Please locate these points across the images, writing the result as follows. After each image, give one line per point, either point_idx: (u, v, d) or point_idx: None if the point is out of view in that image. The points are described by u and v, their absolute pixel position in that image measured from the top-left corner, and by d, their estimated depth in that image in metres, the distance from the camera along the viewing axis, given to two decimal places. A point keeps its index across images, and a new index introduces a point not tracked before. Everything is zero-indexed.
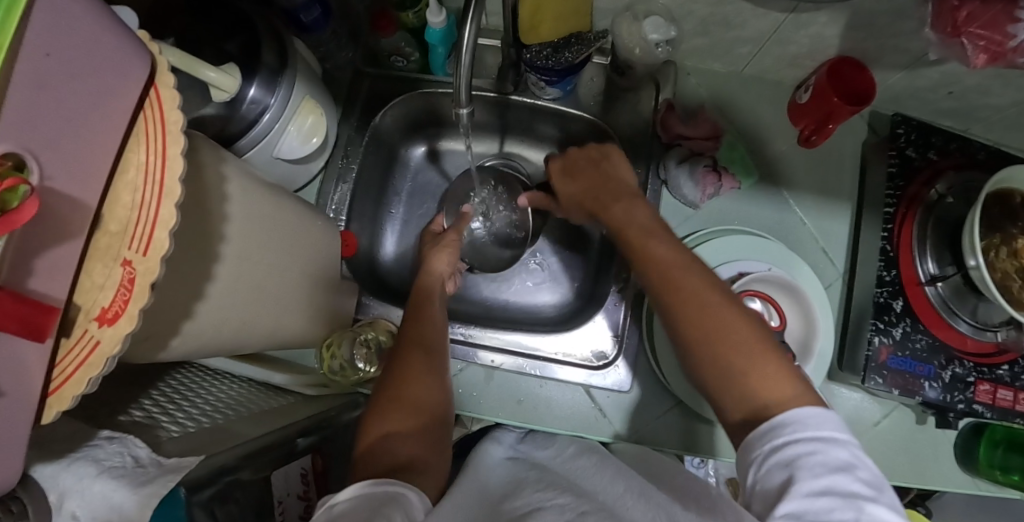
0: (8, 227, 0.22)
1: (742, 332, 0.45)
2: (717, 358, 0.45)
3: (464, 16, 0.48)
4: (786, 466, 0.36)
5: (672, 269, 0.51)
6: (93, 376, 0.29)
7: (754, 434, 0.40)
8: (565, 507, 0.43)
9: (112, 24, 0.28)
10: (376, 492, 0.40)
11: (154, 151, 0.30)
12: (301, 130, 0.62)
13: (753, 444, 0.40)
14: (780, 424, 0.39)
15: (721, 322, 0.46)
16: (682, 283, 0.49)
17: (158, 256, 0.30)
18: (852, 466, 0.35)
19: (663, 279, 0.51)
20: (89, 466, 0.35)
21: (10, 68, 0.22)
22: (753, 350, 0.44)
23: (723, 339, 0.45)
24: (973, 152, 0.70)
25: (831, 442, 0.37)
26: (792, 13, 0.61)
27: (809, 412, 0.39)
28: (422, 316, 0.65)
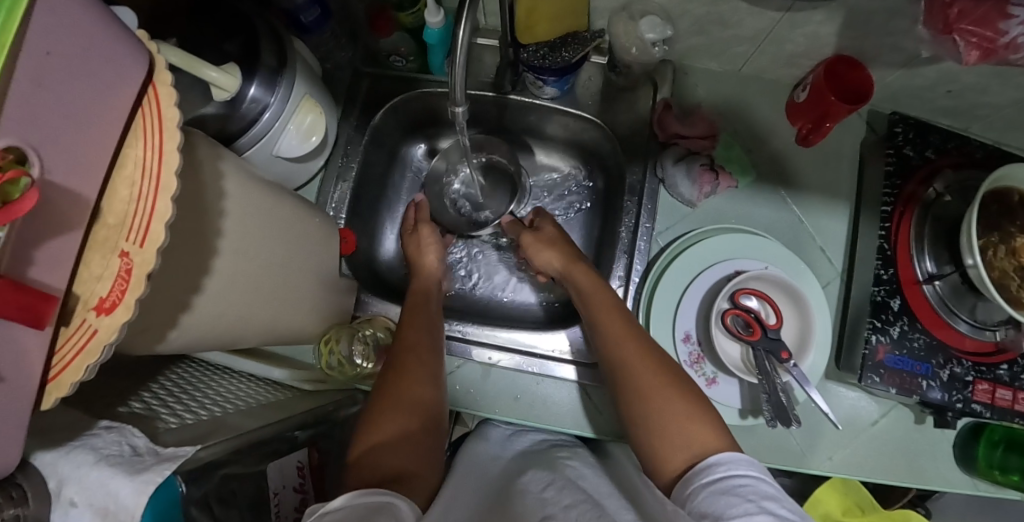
0: (10, 215, 0.23)
1: (676, 407, 0.54)
2: (657, 431, 0.53)
3: (459, 15, 0.48)
4: (723, 493, 0.44)
5: (628, 335, 0.61)
6: (91, 364, 0.30)
7: (695, 471, 0.48)
8: (548, 501, 0.45)
9: (108, 23, 0.29)
10: (366, 501, 0.40)
11: (152, 146, 0.31)
12: (301, 128, 0.62)
13: (692, 479, 0.47)
14: (716, 463, 0.47)
15: (657, 393, 0.55)
16: (635, 348, 0.59)
17: (154, 248, 0.31)
18: (777, 497, 0.42)
19: (620, 340, 0.61)
20: (87, 454, 0.36)
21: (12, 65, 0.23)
22: (683, 420, 0.52)
23: (661, 415, 0.53)
24: (971, 151, 0.70)
25: (759, 480, 0.44)
26: (787, 12, 0.61)
27: (736, 453, 0.47)
28: (415, 320, 0.67)
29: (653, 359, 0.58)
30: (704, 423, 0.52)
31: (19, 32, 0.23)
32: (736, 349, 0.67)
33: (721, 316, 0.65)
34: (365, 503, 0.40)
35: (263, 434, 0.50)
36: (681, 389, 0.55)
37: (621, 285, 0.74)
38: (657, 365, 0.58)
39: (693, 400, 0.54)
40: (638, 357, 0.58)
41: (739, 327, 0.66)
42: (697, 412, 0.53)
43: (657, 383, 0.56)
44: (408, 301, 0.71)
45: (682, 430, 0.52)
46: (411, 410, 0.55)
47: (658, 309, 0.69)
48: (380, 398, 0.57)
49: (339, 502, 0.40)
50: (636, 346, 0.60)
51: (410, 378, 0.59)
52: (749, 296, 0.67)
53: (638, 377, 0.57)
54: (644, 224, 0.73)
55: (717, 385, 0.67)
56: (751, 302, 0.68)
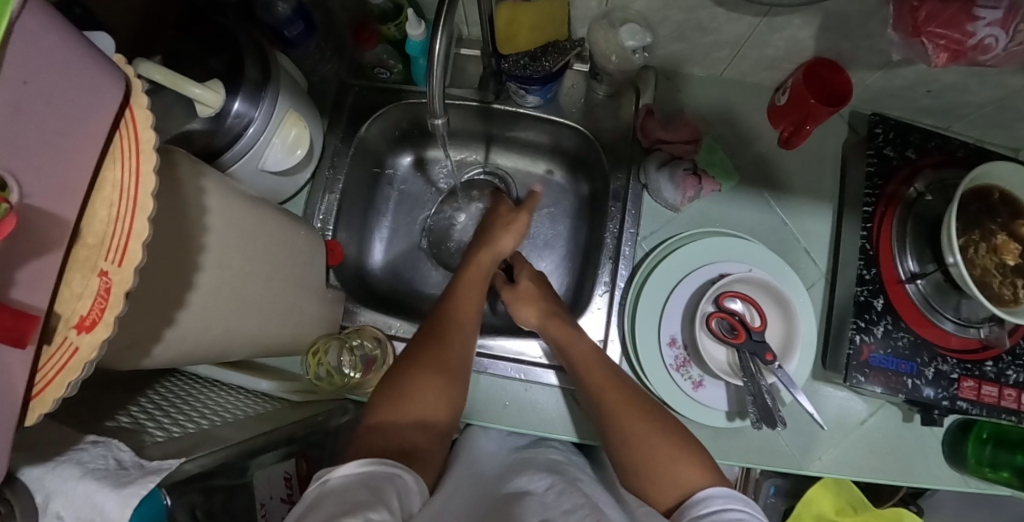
0: None
1: (667, 449, 0.54)
2: (650, 477, 0.53)
3: (436, 29, 0.49)
4: None
5: (610, 381, 0.61)
6: (72, 381, 0.31)
7: (690, 502, 0.50)
8: (547, 504, 0.43)
9: (83, 49, 0.29)
10: (372, 471, 0.42)
11: (129, 168, 0.33)
12: (286, 142, 0.64)
13: (690, 508, 0.49)
14: (711, 496, 0.49)
15: (647, 440, 0.55)
16: (616, 394, 0.60)
17: (132, 267, 0.31)
18: None
19: (602, 387, 0.61)
20: (73, 468, 0.36)
21: None
22: (674, 462, 0.53)
23: (653, 460, 0.54)
24: (951, 150, 0.71)
25: (748, 514, 0.47)
26: (765, 17, 0.62)
27: (730, 489, 0.50)
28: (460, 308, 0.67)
29: (635, 403, 0.59)
30: (692, 461, 0.53)
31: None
32: (721, 352, 0.68)
33: (706, 319, 0.66)
34: (370, 472, 0.42)
35: (250, 446, 0.51)
36: (666, 430, 0.56)
37: (606, 292, 0.74)
38: (640, 409, 0.58)
39: (675, 437, 0.56)
40: (621, 404, 0.59)
41: (724, 330, 0.67)
42: (682, 453, 0.54)
43: (645, 429, 0.56)
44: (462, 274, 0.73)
45: (672, 470, 0.53)
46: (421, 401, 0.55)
47: (643, 311, 0.69)
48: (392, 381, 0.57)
49: (346, 470, 0.42)
50: (617, 392, 0.60)
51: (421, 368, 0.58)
52: (734, 299, 0.68)
53: (623, 424, 0.57)
54: (628, 229, 0.74)
55: (704, 388, 0.67)
56: (736, 304, 0.68)
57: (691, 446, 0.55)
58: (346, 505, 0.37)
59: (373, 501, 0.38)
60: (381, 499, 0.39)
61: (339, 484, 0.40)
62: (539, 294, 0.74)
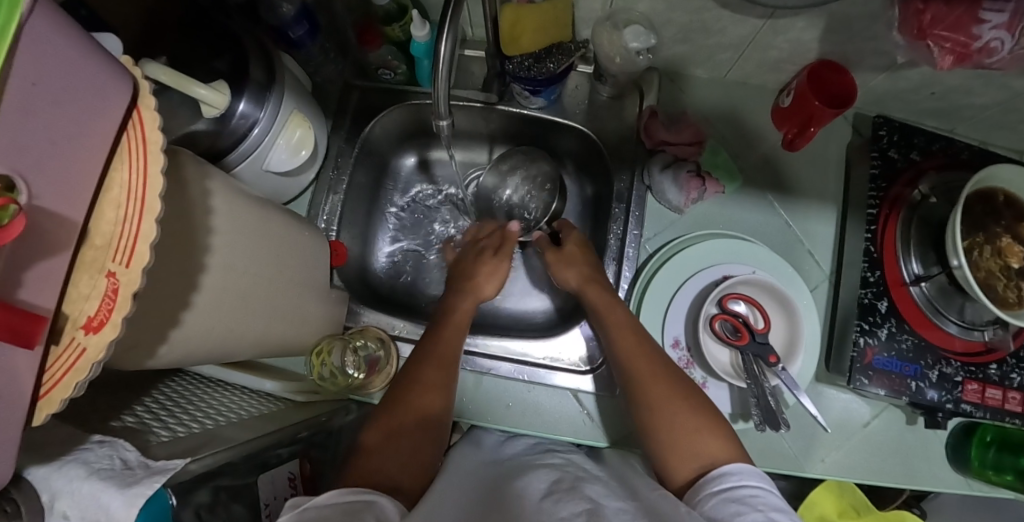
0: None
1: (690, 421, 0.55)
2: (673, 447, 0.54)
3: (441, 30, 0.49)
4: (734, 501, 0.45)
5: (639, 350, 0.61)
6: (80, 381, 0.31)
7: (705, 480, 0.49)
8: (549, 511, 0.43)
9: (91, 50, 0.30)
10: (347, 500, 0.42)
11: (137, 169, 0.33)
12: (290, 142, 0.64)
13: (704, 485, 0.49)
14: (726, 473, 0.48)
15: (672, 411, 0.56)
16: (645, 363, 0.60)
17: (140, 268, 0.32)
18: (784, 509, 0.45)
19: (631, 356, 0.60)
20: (79, 468, 0.37)
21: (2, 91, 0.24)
22: (697, 433, 0.54)
23: (676, 431, 0.54)
24: (955, 152, 0.71)
25: (765, 491, 0.46)
26: (769, 19, 0.62)
27: (748, 466, 0.49)
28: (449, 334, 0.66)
29: (662, 373, 0.59)
30: (715, 434, 0.54)
31: (5, 65, 0.24)
32: (724, 354, 0.68)
33: (709, 320, 0.66)
34: (350, 501, 0.42)
35: (255, 446, 0.51)
36: (693, 404, 0.56)
37: None
38: (667, 380, 0.58)
39: (700, 410, 0.56)
40: (648, 373, 0.59)
41: (727, 331, 0.67)
42: (706, 429, 0.54)
43: (671, 400, 0.56)
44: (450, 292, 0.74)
45: (693, 442, 0.53)
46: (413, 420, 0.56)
47: (647, 313, 0.69)
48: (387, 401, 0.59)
49: (324, 500, 0.42)
50: (646, 361, 0.60)
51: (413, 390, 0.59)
52: (737, 302, 0.68)
53: (649, 394, 0.58)
54: (632, 231, 0.74)
55: (707, 390, 0.67)
56: (740, 306, 0.68)
57: (717, 419, 0.55)
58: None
59: None
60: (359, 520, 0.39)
61: (318, 509, 0.40)
62: (583, 259, 0.73)
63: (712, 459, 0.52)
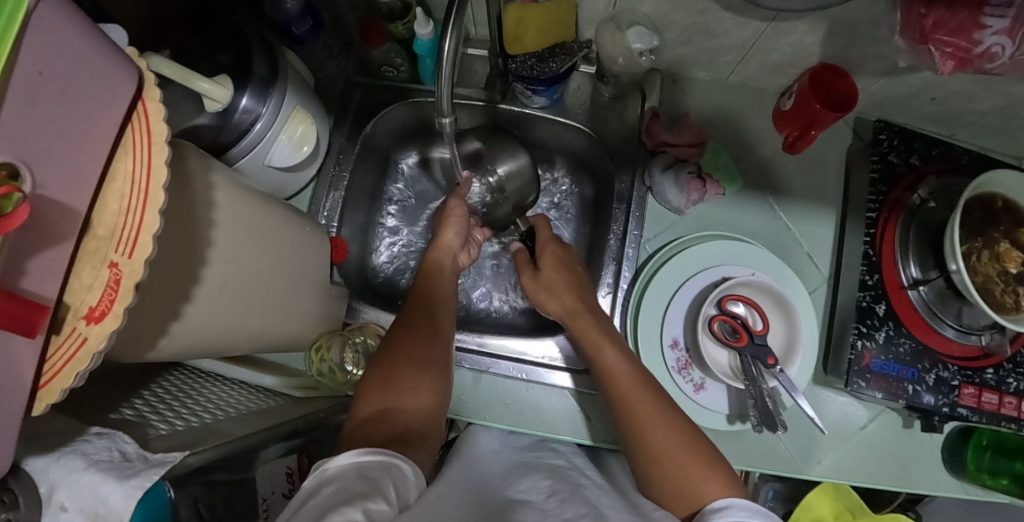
0: (4, 228, 0.24)
1: (695, 465, 0.51)
2: (678, 493, 0.50)
3: (446, 27, 0.49)
4: None
5: (639, 386, 0.58)
6: (81, 371, 0.31)
7: (709, 508, 0.47)
8: (549, 512, 0.43)
9: (97, 40, 0.30)
10: (366, 463, 0.42)
11: (140, 160, 0.33)
12: (292, 138, 0.64)
13: (707, 515, 0.47)
14: (730, 505, 0.47)
15: (676, 453, 0.52)
16: (647, 402, 0.57)
17: (142, 259, 0.32)
18: None
19: (630, 394, 0.58)
20: (78, 460, 0.37)
21: (8, 78, 0.24)
22: (702, 479, 0.50)
23: (680, 475, 0.51)
24: (955, 157, 0.71)
25: None
26: (772, 21, 0.62)
27: (750, 503, 0.47)
28: (428, 296, 0.67)
29: (663, 411, 0.56)
30: (722, 480, 0.50)
31: (11, 51, 0.24)
32: (722, 355, 0.68)
33: (708, 321, 0.66)
34: (365, 462, 0.42)
35: (252, 443, 0.51)
36: (692, 441, 0.54)
37: (609, 293, 0.75)
38: (668, 419, 0.55)
39: (704, 454, 0.53)
40: (649, 412, 0.56)
41: (726, 332, 0.67)
42: (705, 466, 0.51)
43: (674, 441, 0.53)
44: (421, 276, 0.72)
45: (698, 488, 0.50)
46: (406, 390, 0.54)
47: (646, 314, 0.70)
48: (375, 370, 0.56)
49: (342, 460, 0.41)
50: (648, 399, 0.57)
51: (403, 360, 0.56)
52: (737, 303, 0.68)
53: (651, 436, 0.54)
54: (632, 231, 0.75)
55: (705, 390, 0.68)
56: (739, 307, 0.68)
57: (722, 463, 0.52)
58: (344, 494, 0.37)
59: (371, 492, 0.38)
60: (379, 489, 0.39)
61: (334, 475, 0.40)
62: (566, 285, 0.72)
63: None
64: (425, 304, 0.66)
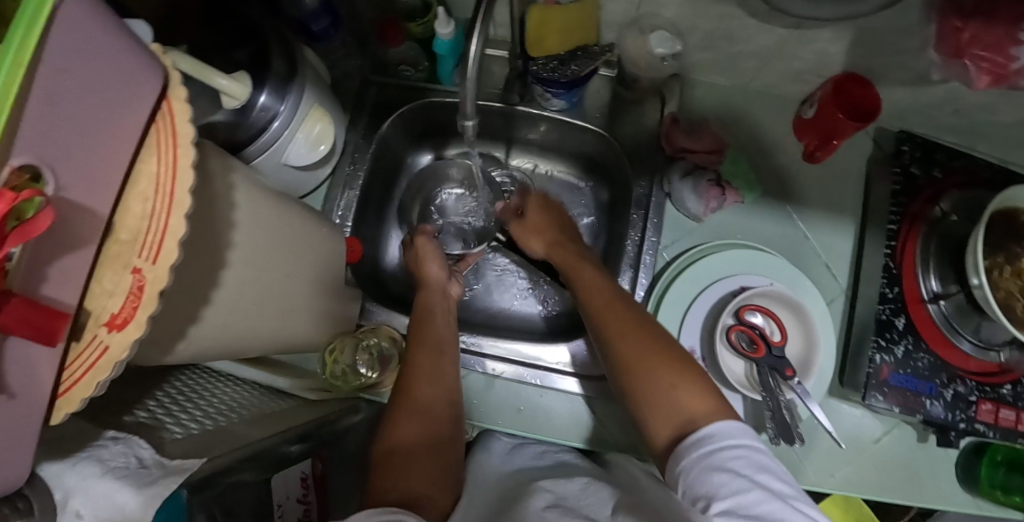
0: (27, 235, 0.23)
1: (666, 371, 0.52)
2: (649, 401, 0.52)
3: (472, 29, 0.47)
4: (718, 469, 0.44)
5: (611, 304, 0.60)
6: (101, 380, 0.31)
7: (685, 443, 0.48)
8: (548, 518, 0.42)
9: (123, 36, 0.29)
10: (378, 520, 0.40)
11: (165, 162, 0.32)
12: (309, 137, 0.63)
13: (686, 450, 0.47)
14: (705, 436, 0.47)
15: (647, 361, 0.54)
16: (618, 315, 0.59)
17: (167, 265, 0.31)
18: (768, 468, 0.44)
19: (604, 311, 0.60)
20: (93, 465, 0.35)
21: (31, 76, 0.23)
22: (672, 384, 0.51)
23: (651, 383, 0.53)
24: (976, 170, 0.70)
25: (749, 449, 0.45)
26: (796, 29, 0.61)
27: (728, 422, 0.47)
28: (427, 336, 0.64)
29: (635, 323, 0.57)
30: (694, 384, 0.51)
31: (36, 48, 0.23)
32: (739, 365, 0.67)
33: (726, 331, 0.66)
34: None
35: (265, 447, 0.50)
36: (664, 347, 0.55)
37: None
38: (639, 329, 0.57)
39: (676, 359, 0.54)
40: (621, 323, 0.58)
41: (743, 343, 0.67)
42: (679, 372, 0.52)
43: (645, 349, 0.55)
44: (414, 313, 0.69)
45: (669, 396, 0.51)
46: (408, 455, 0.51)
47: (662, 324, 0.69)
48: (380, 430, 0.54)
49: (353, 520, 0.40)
50: (620, 314, 0.59)
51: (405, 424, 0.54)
52: (754, 313, 0.67)
53: (622, 346, 0.56)
54: (650, 238, 0.73)
55: None
56: (756, 318, 0.68)
57: (693, 366, 0.53)
58: None
59: None
60: None
61: None
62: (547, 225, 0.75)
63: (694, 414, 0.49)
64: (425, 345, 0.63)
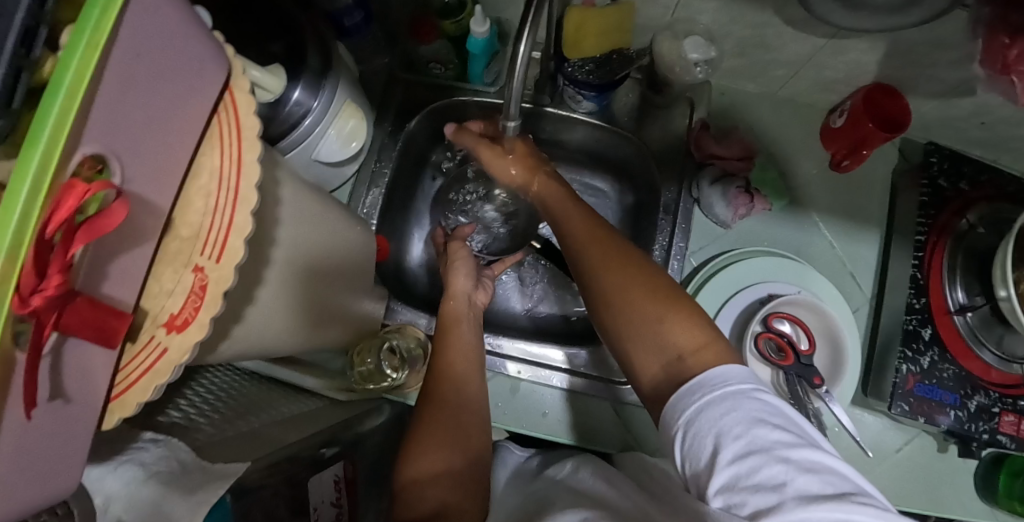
0: (95, 234, 0.21)
1: (649, 303, 0.47)
2: (635, 337, 0.47)
3: (521, 32, 0.47)
4: (710, 434, 0.38)
5: (592, 236, 0.55)
6: (159, 384, 0.29)
7: (671, 404, 0.42)
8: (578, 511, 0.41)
9: (193, 25, 0.27)
10: None
11: (229, 156, 0.30)
12: (341, 133, 0.62)
13: (674, 411, 0.41)
14: (692, 391, 0.41)
15: (630, 295, 0.49)
16: (598, 246, 0.53)
17: (230, 264, 0.30)
18: (763, 416, 0.37)
19: (585, 242, 0.55)
20: (135, 470, 0.34)
21: (105, 64, 0.22)
22: (657, 318, 0.46)
23: (634, 317, 0.48)
24: (1003, 184, 0.71)
25: (739, 397, 0.39)
26: (832, 38, 0.61)
27: (718, 369, 0.41)
28: (450, 348, 0.61)
29: (617, 252, 0.52)
30: (682, 315, 0.46)
31: (113, 35, 0.22)
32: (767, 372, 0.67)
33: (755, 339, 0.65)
34: None
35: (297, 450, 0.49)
36: (647, 278, 0.49)
37: None
38: (621, 259, 0.52)
39: (660, 288, 0.48)
40: (602, 255, 0.52)
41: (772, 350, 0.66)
42: (666, 303, 0.47)
43: (628, 282, 0.49)
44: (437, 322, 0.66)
45: (654, 332, 0.46)
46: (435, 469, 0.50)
47: None
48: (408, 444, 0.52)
49: None
50: (600, 246, 0.53)
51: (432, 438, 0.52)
52: (782, 321, 0.67)
53: (603, 279, 0.51)
54: (678, 243, 0.73)
55: None
56: (784, 326, 0.67)
57: (679, 294, 0.48)
58: None
59: None
60: None
61: None
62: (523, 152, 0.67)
63: (683, 347, 0.44)
64: (449, 357, 0.60)
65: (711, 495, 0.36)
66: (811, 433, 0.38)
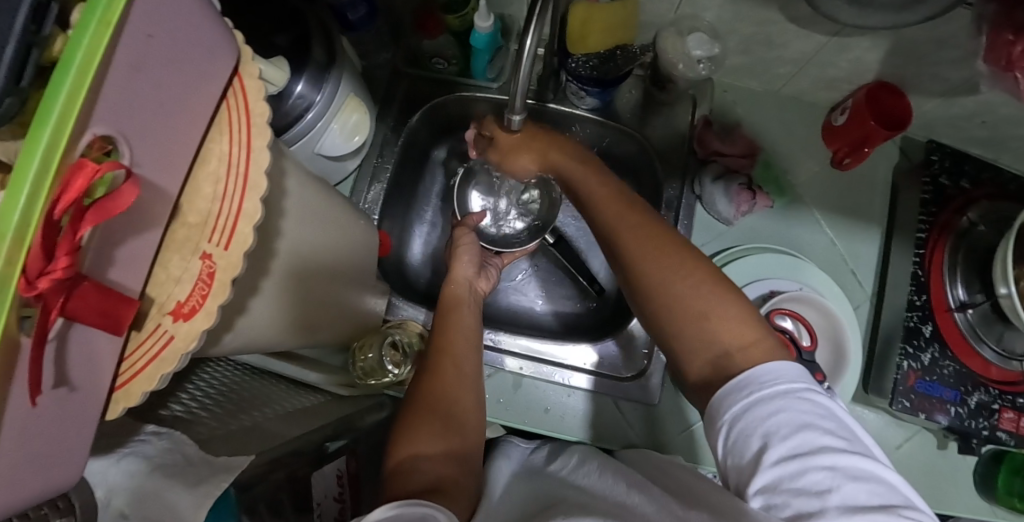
0: (104, 215, 0.20)
1: (699, 298, 0.48)
2: (679, 331, 0.48)
3: (528, 27, 0.47)
4: (758, 432, 0.39)
5: (632, 220, 0.55)
6: (164, 373, 0.29)
7: (719, 397, 0.43)
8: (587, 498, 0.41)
9: (204, 9, 0.27)
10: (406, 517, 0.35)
11: (237, 141, 0.30)
12: (344, 127, 0.62)
13: (720, 404, 0.43)
14: (741, 387, 0.42)
15: (676, 286, 0.49)
16: (638, 233, 0.54)
17: (238, 252, 0.29)
18: (813, 420, 0.38)
19: (622, 230, 0.55)
20: (138, 463, 0.34)
21: (116, 45, 0.22)
22: (706, 312, 0.47)
23: (681, 309, 0.48)
24: (1004, 182, 0.71)
25: (788, 397, 0.40)
26: (836, 36, 0.61)
27: (768, 367, 0.42)
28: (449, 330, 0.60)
29: (657, 237, 0.52)
30: (728, 308, 0.47)
31: (124, 16, 0.22)
32: None
33: None
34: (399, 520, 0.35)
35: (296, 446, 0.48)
36: (694, 264, 0.50)
37: None
38: (663, 244, 0.52)
39: (708, 276, 0.49)
40: (642, 241, 0.53)
41: None
42: (713, 294, 0.48)
43: (673, 271, 0.50)
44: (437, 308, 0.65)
45: (700, 326, 0.47)
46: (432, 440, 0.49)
47: None
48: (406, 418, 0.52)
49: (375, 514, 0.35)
50: (639, 232, 0.54)
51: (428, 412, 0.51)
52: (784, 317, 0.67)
53: (646, 268, 0.51)
54: None
55: None
56: (786, 322, 0.68)
57: (726, 283, 0.48)
58: None
59: None
60: None
61: None
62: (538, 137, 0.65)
63: (732, 340, 0.45)
64: (449, 338, 0.60)
65: (753, 490, 0.37)
66: (857, 435, 0.39)
